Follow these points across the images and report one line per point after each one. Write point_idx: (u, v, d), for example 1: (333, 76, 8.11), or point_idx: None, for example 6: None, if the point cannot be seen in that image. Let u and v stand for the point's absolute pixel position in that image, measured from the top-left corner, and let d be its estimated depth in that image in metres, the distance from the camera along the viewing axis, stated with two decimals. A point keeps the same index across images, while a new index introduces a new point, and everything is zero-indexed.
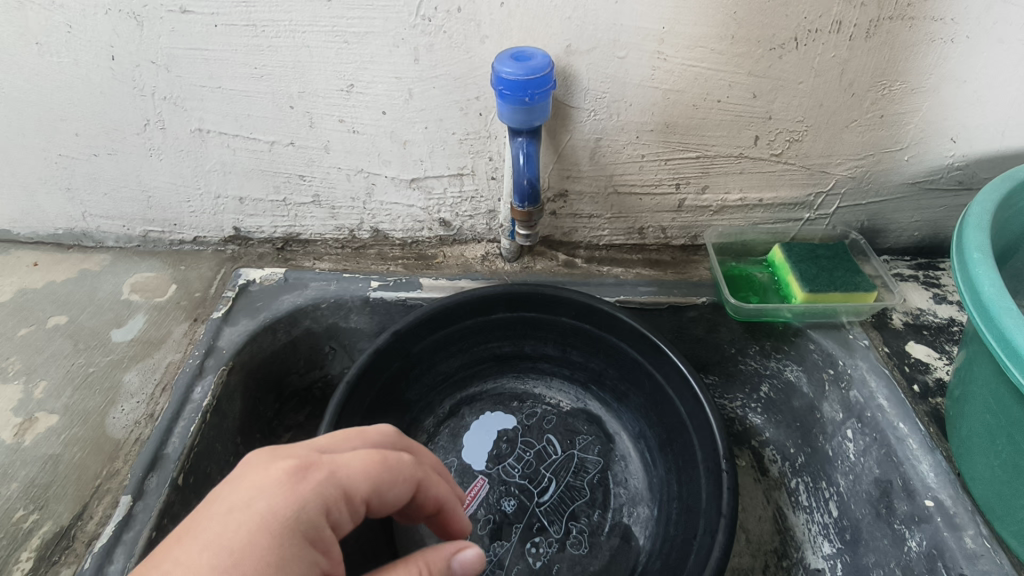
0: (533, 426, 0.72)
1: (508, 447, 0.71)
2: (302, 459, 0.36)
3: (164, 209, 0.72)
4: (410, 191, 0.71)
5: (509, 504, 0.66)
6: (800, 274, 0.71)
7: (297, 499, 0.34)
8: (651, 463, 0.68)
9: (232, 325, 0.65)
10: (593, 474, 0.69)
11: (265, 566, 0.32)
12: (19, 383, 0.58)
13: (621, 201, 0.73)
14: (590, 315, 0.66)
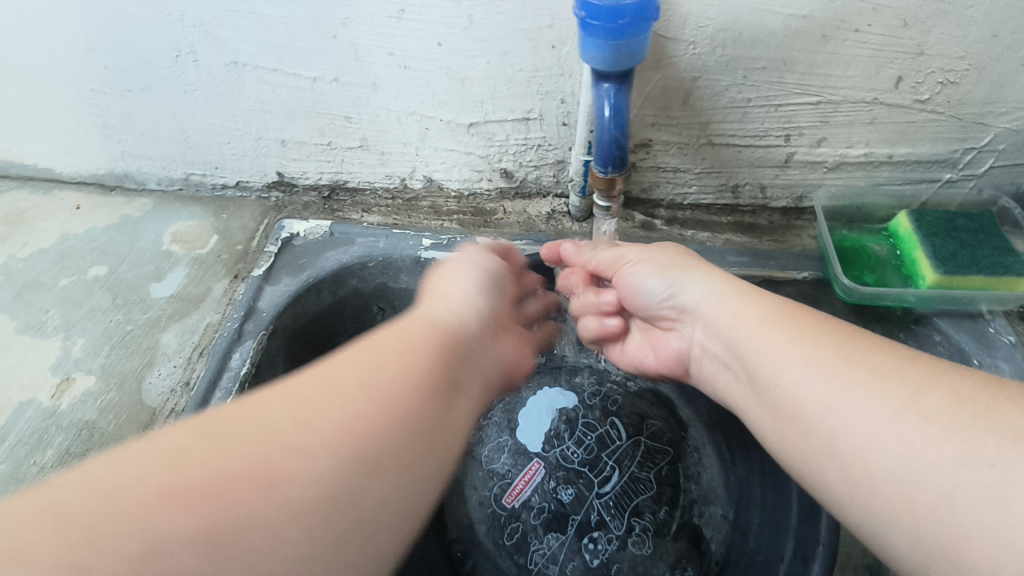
0: (596, 407, 0.65)
1: (567, 428, 0.64)
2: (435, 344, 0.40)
3: (204, 151, 0.66)
4: (468, 136, 0.62)
5: (567, 493, 0.60)
6: (933, 251, 0.58)
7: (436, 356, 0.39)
8: (730, 460, 0.59)
9: (274, 284, 0.60)
10: (662, 465, 0.61)
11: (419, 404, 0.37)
12: (58, 339, 0.56)
13: (714, 153, 0.61)
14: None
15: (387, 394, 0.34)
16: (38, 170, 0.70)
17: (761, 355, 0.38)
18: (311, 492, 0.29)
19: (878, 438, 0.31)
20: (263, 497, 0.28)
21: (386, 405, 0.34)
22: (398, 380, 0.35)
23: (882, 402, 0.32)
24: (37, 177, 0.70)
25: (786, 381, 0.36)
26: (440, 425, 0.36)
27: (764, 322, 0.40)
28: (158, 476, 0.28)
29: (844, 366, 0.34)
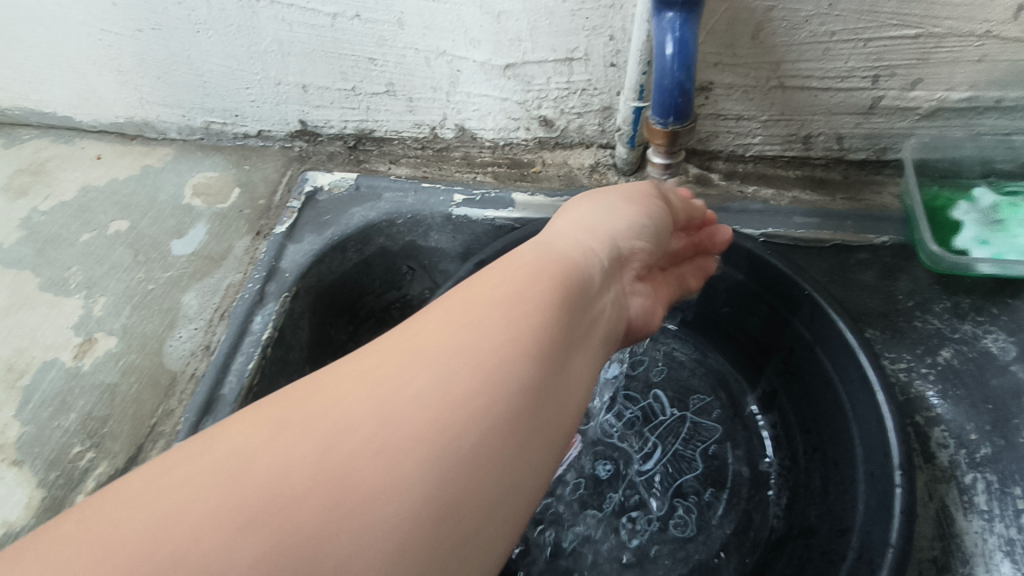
0: (637, 378, 0.61)
1: (606, 400, 0.60)
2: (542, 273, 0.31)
3: (223, 97, 0.62)
4: (503, 80, 0.55)
5: (604, 469, 0.57)
6: None
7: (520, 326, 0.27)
8: (783, 441, 0.55)
9: (296, 241, 0.57)
10: (708, 443, 0.57)
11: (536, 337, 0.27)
12: (80, 297, 0.54)
13: (786, 98, 0.53)
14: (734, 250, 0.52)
15: (496, 361, 0.25)
16: (59, 118, 0.67)
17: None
18: (402, 517, 0.21)
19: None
20: (350, 518, 0.20)
21: (493, 380, 0.25)
22: (493, 335, 0.26)
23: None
24: (58, 126, 0.68)
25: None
26: (558, 390, 0.27)
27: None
28: (209, 501, 0.20)
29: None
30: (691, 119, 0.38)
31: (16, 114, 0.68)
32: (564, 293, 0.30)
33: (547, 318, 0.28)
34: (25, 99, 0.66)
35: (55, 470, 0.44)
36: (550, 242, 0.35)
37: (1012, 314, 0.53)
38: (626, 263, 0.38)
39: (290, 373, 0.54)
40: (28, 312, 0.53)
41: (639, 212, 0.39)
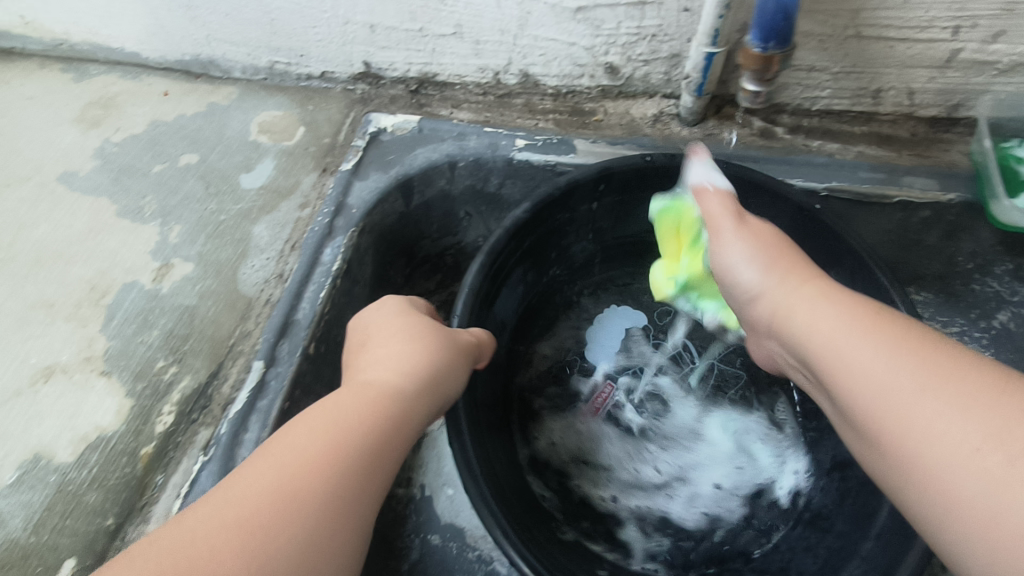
0: (665, 327, 0.64)
1: (637, 349, 0.63)
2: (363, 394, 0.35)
3: (290, 36, 0.62)
4: (572, 24, 0.55)
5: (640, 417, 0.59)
6: None
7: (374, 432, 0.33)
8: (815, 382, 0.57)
9: (362, 179, 0.58)
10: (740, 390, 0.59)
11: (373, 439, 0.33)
12: (156, 225, 0.56)
13: (860, 49, 0.52)
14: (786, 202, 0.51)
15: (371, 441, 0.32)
16: (127, 54, 0.69)
17: (854, 370, 0.29)
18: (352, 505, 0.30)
19: (946, 456, 0.25)
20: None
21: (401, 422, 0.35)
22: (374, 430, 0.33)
23: (935, 408, 0.26)
24: (126, 62, 0.69)
25: (889, 413, 0.27)
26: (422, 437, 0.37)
27: (876, 324, 0.30)
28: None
29: (960, 383, 0.26)
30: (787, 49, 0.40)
31: (85, 50, 0.70)
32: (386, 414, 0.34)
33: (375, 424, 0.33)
34: (94, 34, 0.67)
35: (142, 381, 0.47)
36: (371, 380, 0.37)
37: None
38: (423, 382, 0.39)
39: (355, 306, 0.56)
40: (107, 236, 0.55)
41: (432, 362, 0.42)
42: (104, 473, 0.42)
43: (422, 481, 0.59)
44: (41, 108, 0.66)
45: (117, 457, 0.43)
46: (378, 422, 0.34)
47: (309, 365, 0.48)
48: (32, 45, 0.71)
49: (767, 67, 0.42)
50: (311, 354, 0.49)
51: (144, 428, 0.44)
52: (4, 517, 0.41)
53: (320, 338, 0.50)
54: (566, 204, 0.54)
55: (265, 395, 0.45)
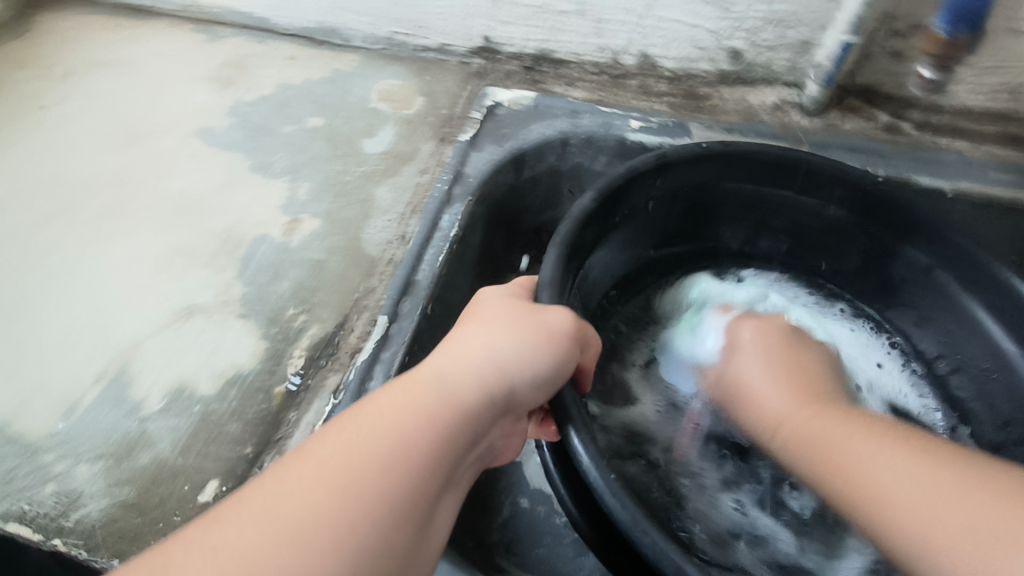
0: None
1: None
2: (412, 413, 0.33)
3: (415, 7, 0.64)
4: (703, 5, 0.55)
5: None
6: None
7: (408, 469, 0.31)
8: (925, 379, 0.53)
9: (478, 150, 0.59)
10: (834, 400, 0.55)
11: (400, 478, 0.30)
12: (285, 182, 0.59)
13: (1007, 45, 0.50)
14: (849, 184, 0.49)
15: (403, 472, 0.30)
16: (255, 19, 0.72)
17: (868, 463, 0.36)
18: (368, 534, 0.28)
19: (957, 515, 0.31)
20: None
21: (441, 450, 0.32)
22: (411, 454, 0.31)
23: (950, 486, 0.32)
24: (254, 26, 0.73)
25: (876, 468, 0.35)
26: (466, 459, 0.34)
27: (912, 449, 0.35)
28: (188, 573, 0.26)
29: (976, 482, 0.32)
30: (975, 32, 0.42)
31: (217, 13, 0.73)
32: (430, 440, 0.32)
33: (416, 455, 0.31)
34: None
35: (275, 326, 0.50)
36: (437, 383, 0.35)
37: None
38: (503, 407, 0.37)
39: (464, 273, 0.57)
40: (240, 190, 0.58)
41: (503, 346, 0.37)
42: (242, 406, 0.46)
43: None
44: (176, 67, 0.70)
45: (254, 393, 0.46)
46: (417, 440, 0.32)
47: (428, 325, 0.50)
48: (170, 7, 0.75)
49: (951, 51, 0.44)
50: (430, 314, 0.50)
51: (277, 369, 0.47)
52: (155, 437, 0.45)
53: (437, 299, 0.51)
54: (624, 202, 0.49)
55: (389, 347, 0.47)
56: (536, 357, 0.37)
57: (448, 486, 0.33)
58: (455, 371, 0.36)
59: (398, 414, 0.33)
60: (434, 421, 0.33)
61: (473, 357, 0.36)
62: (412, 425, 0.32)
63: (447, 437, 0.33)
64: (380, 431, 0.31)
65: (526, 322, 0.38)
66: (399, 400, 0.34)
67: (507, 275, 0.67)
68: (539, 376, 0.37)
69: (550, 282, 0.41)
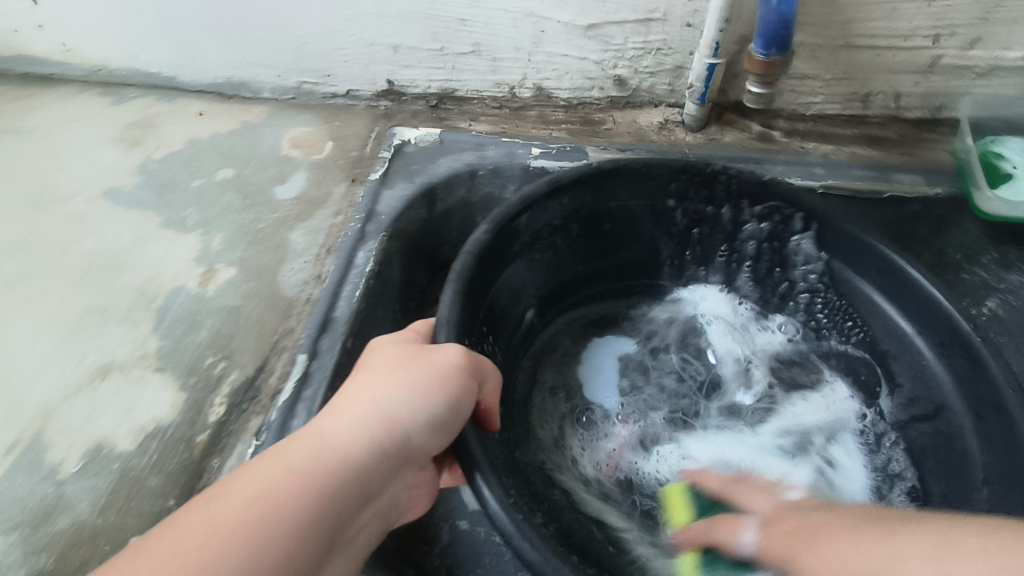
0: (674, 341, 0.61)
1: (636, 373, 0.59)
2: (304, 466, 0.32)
3: (319, 58, 0.67)
4: (584, 40, 0.60)
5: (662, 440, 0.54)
6: None
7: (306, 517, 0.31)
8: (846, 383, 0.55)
9: (390, 188, 0.62)
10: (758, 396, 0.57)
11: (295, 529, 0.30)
12: (198, 234, 0.59)
13: (850, 57, 0.57)
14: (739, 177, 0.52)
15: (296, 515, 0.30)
16: (163, 78, 0.73)
17: (829, 565, 0.29)
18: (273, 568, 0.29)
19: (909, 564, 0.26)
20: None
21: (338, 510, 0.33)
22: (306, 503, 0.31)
23: (869, 539, 0.29)
24: (162, 85, 0.74)
25: (861, 558, 0.28)
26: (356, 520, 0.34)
27: (861, 545, 0.29)
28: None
29: (903, 529, 0.28)
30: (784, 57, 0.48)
31: (122, 75, 0.74)
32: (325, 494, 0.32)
33: (314, 503, 0.31)
34: (133, 60, 0.72)
35: (194, 376, 0.50)
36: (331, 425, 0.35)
37: None
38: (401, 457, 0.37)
39: (386, 306, 0.59)
40: (153, 246, 0.59)
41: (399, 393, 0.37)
42: (164, 459, 0.46)
43: None
44: (83, 130, 0.71)
45: (175, 445, 0.46)
46: (292, 500, 0.31)
47: (349, 359, 0.51)
48: (73, 72, 0.75)
49: (767, 71, 0.48)
50: (350, 349, 0.52)
51: (198, 418, 0.47)
52: (73, 501, 0.44)
53: (357, 334, 0.53)
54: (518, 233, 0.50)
55: (310, 385, 0.48)
56: (429, 397, 0.37)
57: (330, 556, 0.32)
58: (334, 425, 0.35)
59: (274, 474, 0.32)
60: (311, 476, 0.32)
61: (359, 408, 0.36)
62: (287, 486, 0.31)
63: (325, 494, 0.32)
64: (252, 497, 0.30)
65: (418, 363, 0.38)
66: (275, 460, 0.33)
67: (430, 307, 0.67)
68: (440, 424, 0.38)
69: (448, 319, 0.43)
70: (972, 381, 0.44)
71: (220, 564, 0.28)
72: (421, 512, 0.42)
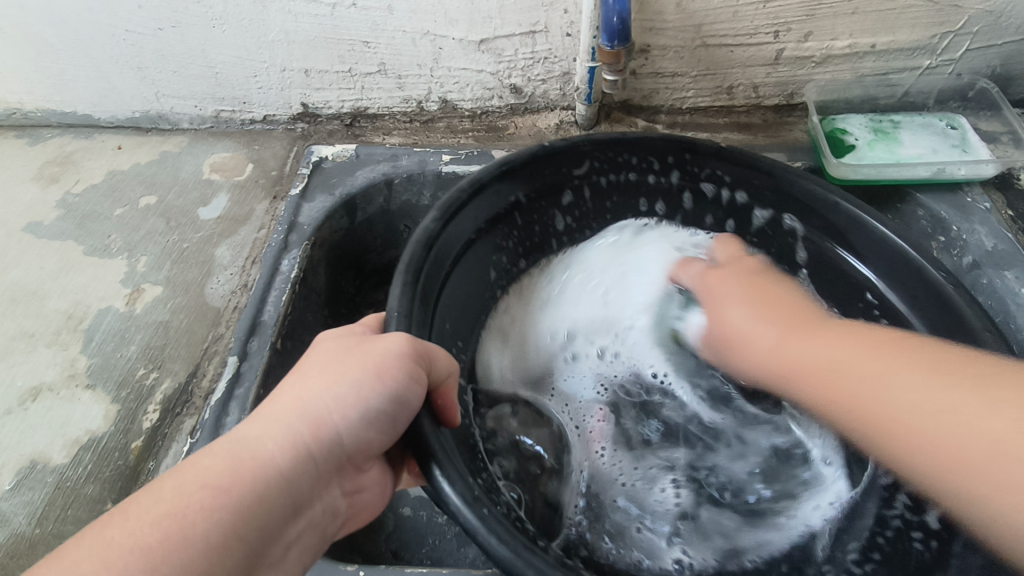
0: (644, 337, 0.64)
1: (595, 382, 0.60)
2: (218, 482, 0.33)
3: (232, 86, 0.70)
4: (478, 54, 0.66)
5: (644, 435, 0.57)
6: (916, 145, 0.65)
7: (221, 536, 0.31)
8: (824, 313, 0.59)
9: (310, 201, 0.65)
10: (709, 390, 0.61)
11: (204, 546, 0.31)
12: (123, 258, 0.61)
13: (709, 55, 0.65)
14: (700, 159, 0.57)
15: (205, 532, 0.31)
16: (79, 117, 0.75)
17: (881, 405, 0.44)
18: None
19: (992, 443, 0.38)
20: None
21: (257, 524, 0.32)
22: (213, 513, 0.31)
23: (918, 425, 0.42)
24: (78, 124, 0.76)
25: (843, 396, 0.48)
26: (283, 530, 0.34)
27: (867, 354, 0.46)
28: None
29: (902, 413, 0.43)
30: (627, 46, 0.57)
31: (38, 116, 0.76)
32: (242, 504, 0.32)
33: (225, 519, 0.32)
34: (48, 101, 0.74)
35: (125, 388, 0.52)
36: (246, 439, 0.35)
37: (902, 218, 0.65)
38: (340, 462, 0.37)
39: (313, 311, 0.62)
40: (79, 272, 0.60)
41: (323, 392, 0.36)
42: (99, 468, 0.47)
43: None
44: None
45: (109, 453, 0.48)
46: (205, 512, 0.31)
47: (279, 358, 0.54)
48: None
49: (616, 60, 0.59)
50: (279, 348, 0.55)
51: (132, 426, 0.49)
52: (7, 516, 0.45)
53: (286, 335, 0.56)
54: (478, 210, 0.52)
55: (242, 383, 0.51)
56: (363, 393, 0.36)
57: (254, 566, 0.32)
58: (256, 431, 0.35)
59: (186, 489, 0.32)
60: (226, 489, 0.32)
61: (289, 420, 0.36)
62: (199, 501, 0.32)
63: (238, 511, 0.32)
64: (160, 515, 0.31)
65: (355, 358, 0.38)
66: (192, 476, 0.33)
67: (363, 310, 0.72)
68: (377, 424, 0.37)
69: (398, 311, 0.43)
70: (944, 316, 0.50)
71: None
72: (373, 512, 0.42)
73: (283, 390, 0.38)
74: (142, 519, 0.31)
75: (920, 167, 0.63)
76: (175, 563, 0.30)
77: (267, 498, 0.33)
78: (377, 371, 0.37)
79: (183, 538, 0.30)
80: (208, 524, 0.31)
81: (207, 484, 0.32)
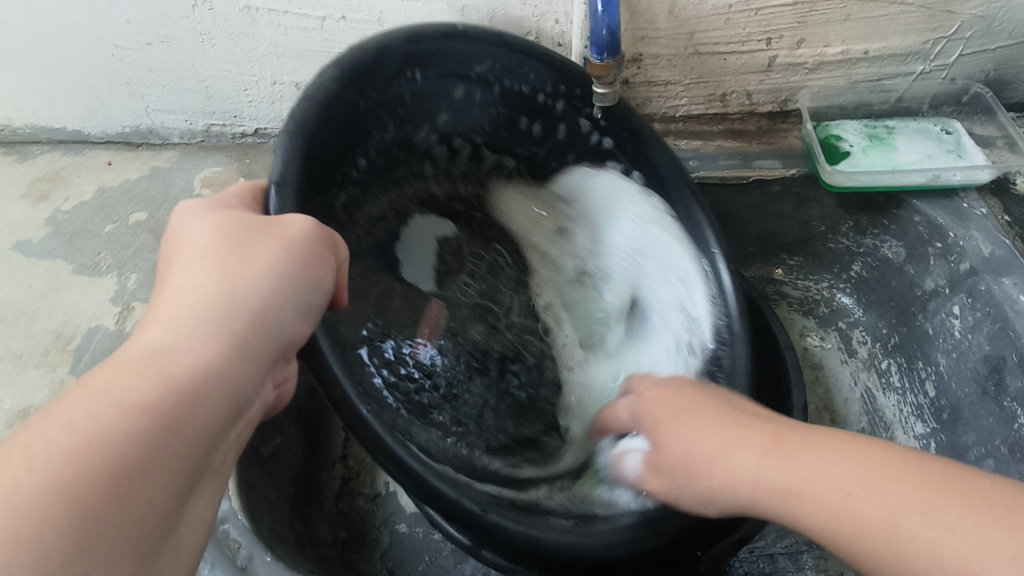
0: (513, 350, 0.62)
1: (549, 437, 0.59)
2: (136, 394, 0.29)
3: (222, 100, 0.70)
4: None
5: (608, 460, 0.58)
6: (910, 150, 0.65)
7: (157, 445, 0.28)
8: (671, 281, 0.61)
9: None
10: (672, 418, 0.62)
11: (141, 458, 0.28)
12: (113, 276, 0.61)
13: (701, 63, 0.65)
14: (589, 97, 0.57)
15: (135, 444, 0.28)
16: (69, 132, 0.75)
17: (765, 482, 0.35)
18: (127, 503, 0.27)
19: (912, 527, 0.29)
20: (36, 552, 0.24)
21: (192, 427, 0.30)
22: (139, 426, 0.28)
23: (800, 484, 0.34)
24: (68, 139, 0.75)
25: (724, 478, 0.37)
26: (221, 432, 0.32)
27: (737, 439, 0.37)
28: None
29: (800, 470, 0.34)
30: (619, 57, 0.55)
31: (27, 132, 0.75)
32: (168, 408, 0.29)
33: (156, 423, 0.28)
34: (37, 118, 0.73)
35: None
36: (152, 345, 0.31)
37: (898, 223, 0.66)
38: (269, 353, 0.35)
39: None
40: (67, 291, 0.60)
41: (237, 283, 0.34)
42: None
43: (386, 478, 0.63)
44: None
45: None
46: (127, 427, 0.28)
47: None
48: None
49: (606, 74, 0.54)
50: None
51: None
52: None
53: None
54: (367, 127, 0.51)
55: None
56: (274, 274, 0.35)
57: (200, 472, 0.30)
58: (161, 332, 0.32)
59: (99, 408, 0.28)
60: (147, 400, 0.29)
61: (203, 300, 0.33)
62: (118, 413, 0.28)
63: (170, 416, 0.29)
64: (71, 441, 0.27)
65: (258, 245, 0.36)
66: (96, 392, 0.29)
67: None
68: (301, 300, 0.36)
69: (280, 179, 0.42)
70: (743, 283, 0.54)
71: (61, 521, 0.25)
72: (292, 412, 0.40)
73: (181, 285, 0.34)
74: (51, 444, 0.27)
75: (916, 174, 0.62)
76: (118, 485, 0.27)
77: (200, 400, 0.30)
78: (291, 256, 0.36)
79: (111, 453, 0.27)
80: (141, 438, 0.28)
81: (123, 397, 0.29)
